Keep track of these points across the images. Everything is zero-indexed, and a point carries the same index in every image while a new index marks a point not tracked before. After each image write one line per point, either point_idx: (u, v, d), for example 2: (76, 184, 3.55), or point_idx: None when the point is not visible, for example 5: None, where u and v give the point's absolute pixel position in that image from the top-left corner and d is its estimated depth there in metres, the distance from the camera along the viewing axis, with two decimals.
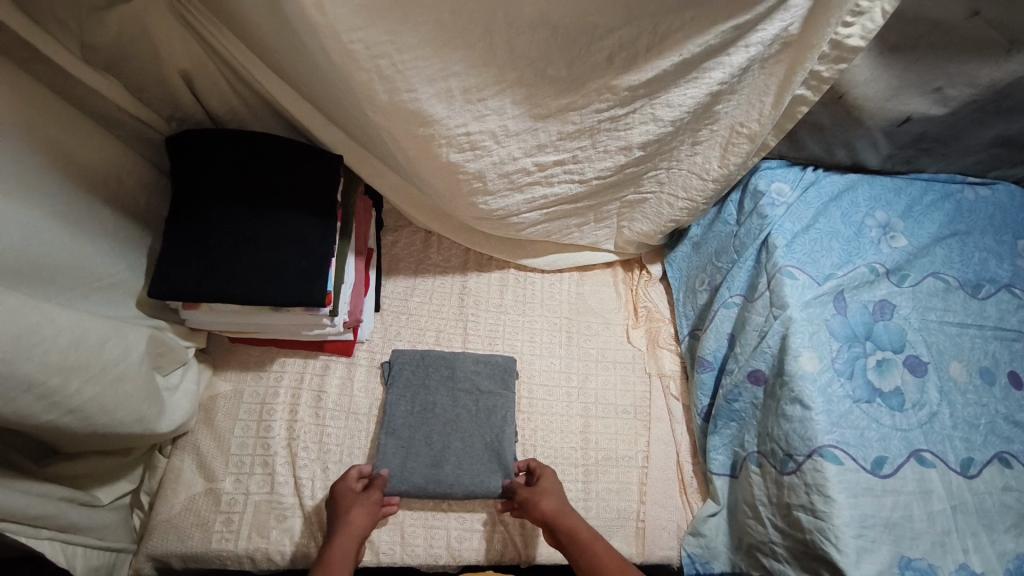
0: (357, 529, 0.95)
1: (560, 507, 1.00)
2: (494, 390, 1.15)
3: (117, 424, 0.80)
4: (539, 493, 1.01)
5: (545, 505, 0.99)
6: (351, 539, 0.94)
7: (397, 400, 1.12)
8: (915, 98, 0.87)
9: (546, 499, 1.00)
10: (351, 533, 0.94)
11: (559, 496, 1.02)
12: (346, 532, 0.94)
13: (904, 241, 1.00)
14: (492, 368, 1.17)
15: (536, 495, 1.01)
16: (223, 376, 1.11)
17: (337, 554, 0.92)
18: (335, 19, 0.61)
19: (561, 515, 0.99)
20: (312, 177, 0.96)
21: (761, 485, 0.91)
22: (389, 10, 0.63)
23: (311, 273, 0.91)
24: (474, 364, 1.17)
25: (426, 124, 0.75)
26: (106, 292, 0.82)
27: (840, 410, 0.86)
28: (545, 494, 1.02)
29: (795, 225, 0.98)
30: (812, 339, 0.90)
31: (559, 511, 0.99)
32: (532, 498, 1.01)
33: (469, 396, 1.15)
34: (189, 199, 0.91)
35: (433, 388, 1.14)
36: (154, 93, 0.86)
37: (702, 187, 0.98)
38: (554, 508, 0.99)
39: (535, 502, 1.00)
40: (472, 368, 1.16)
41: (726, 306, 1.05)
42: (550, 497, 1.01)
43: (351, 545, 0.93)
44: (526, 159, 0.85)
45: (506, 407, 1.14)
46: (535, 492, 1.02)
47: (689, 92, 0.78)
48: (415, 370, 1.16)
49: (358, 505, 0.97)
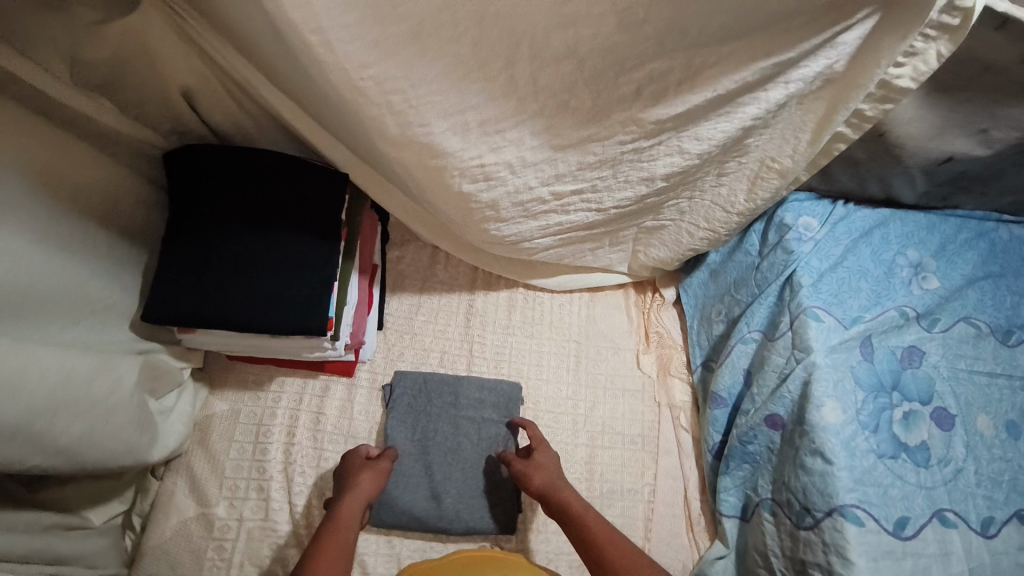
0: (363, 493, 0.91)
1: (553, 480, 0.98)
2: (497, 418, 1.12)
3: (107, 459, 0.76)
4: (533, 468, 1.00)
5: (537, 480, 0.98)
6: (358, 502, 0.89)
7: (399, 425, 1.09)
8: (959, 139, 0.81)
9: (538, 473, 0.99)
10: (357, 495, 0.90)
11: (554, 470, 1.00)
12: (353, 495, 0.90)
13: (936, 282, 0.95)
14: (497, 393, 1.14)
15: (530, 469, 1.00)
16: (219, 395, 1.07)
17: (345, 515, 0.86)
18: (346, 55, 0.58)
19: (554, 488, 0.97)
20: (315, 197, 0.91)
21: (774, 536, 0.89)
22: (402, 45, 0.59)
23: (312, 298, 0.88)
24: (479, 391, 1.14)
25: (438, 156, 0.70)
26: (96, 318, 0.78)
27: (863, 467, 0.82)
28: (539, 469, 1.00)
29: (822, 263, 0.93)
30: (837, 388, 0.85)
31: (551, 484, 0.97)
32: (525, 472, 1.00)
33: (472, 424, 1.12)
34: (186, 217, 0.86)
35: (435, 415, 1.11)
36: (153, 111, 0.81)
37: (726, 219, 0.94)
38: (545, 482, 0.98)
39: (528, 476, 1.00)
40: (477, 394, 1.13)
41: (744, 342, 1.01)
42: (543, 471, 0.99)
43: (357, 508, 0.88)
44: (543, 188, 0.80)
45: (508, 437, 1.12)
46: (529, 466, 1.01)
47: (720, 126, 0.73)
48: (418, 395, 1.12)
49: (365, 472, 0.95)
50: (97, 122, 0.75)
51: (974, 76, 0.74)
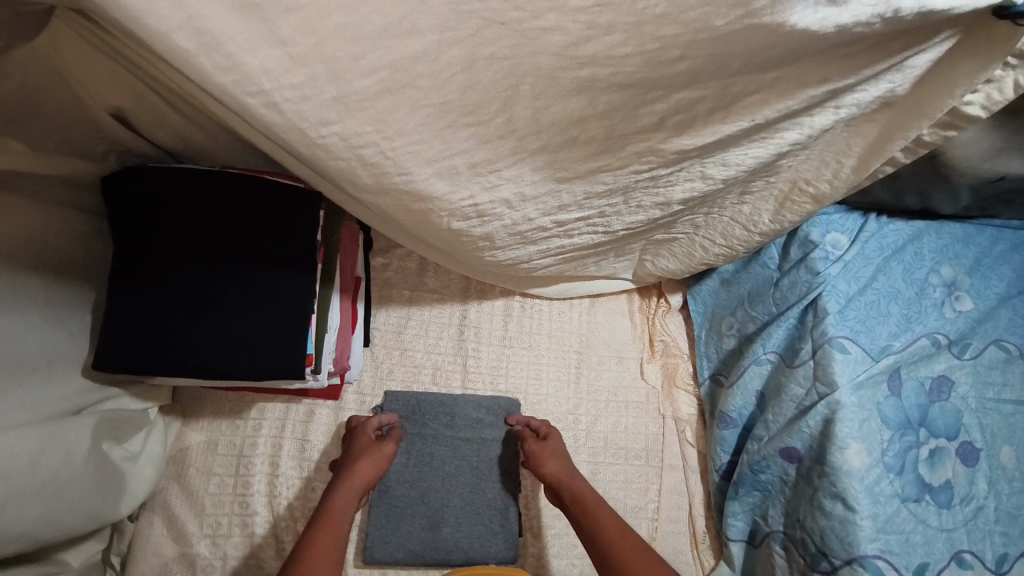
0: (361, 481, 0.89)
1: (566, 472, 0.95)
2: (498, 439, 1.07)
3: (70, 530, 0.70)
4: (548, 453, 0.97)
5: (550, 467, 0.95)
6: (352, 491, 0.87)
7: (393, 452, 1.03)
8: (1014, 160, 0.71)
9: (552, 461, 0.96)
10: (355, 482, 0.88)
11: (566, 459, 0.97)
12: (351, 479, 0.88)
13: (970, 303, 0.87)
14: (493, 413, 1.07)
15: (544, 455, 0.97)
16: (195, 426, 0.99)
17: (340, 502, 0.84)
18: (297, 116, 0.49)
19: (567, 478, 0.94)
20: (285, 222, 0.81)
21: (785, 570, 0.86)
22: (374, 99, 0.48)
23: (288, 338, 0.79)
24: (476, 411, 1.07)
25: (422, 201, 0.60)
26: (42, 376, 0.70)
27: (887, 513, 0.77)
28: (553, 456, 0.97)
29: (851, 286, 0.85)
30: (862, 429, 0.79)
31: (564, 474, 0.94)
32: (539, 455, 0.97)
33: (470, 446, 1.06)
34: (135, 250, 0.75)
35: (431, 438, 1.05)
36: (82, 133, 0.69)
37: (747, 238, 0.85)
38: (558, 473, 0.95)
39: (541, 461, 0.97)
40: (472, 414, 1.07)
41: (758, 364, 0.94)
42: (557, 459, 0.96)
43: (354, 494, 0.87)
44: (544, 218, 0.70)
45: (508, 457, 1.06)
46: (543, 450, 0.98)
47: (752, 152, 0.64)
48: (411, 418, 1.05)
49: (367, 455, 0.92)
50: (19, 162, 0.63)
51: None
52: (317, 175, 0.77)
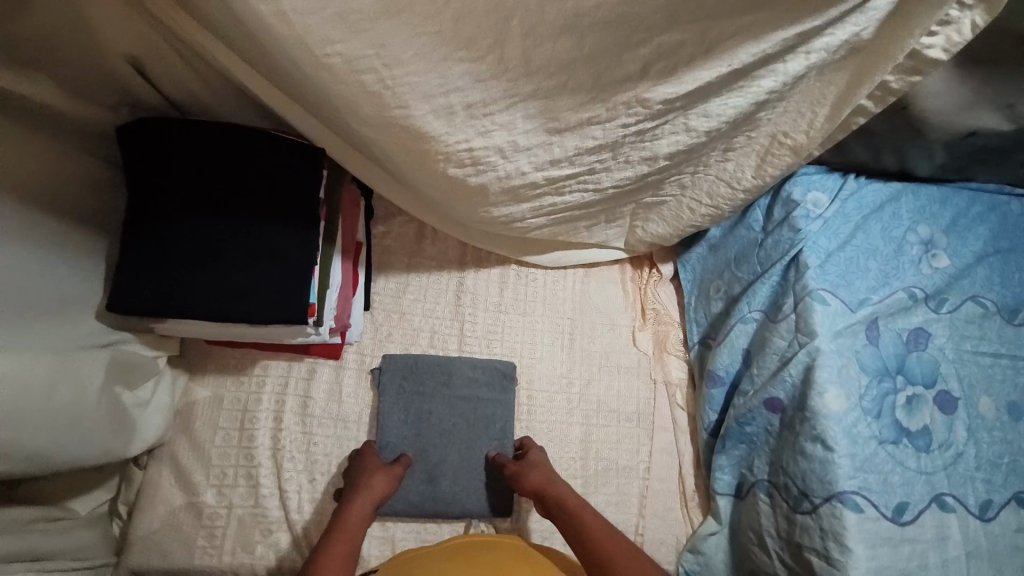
0: (376, 494, 0.93)
1: (548, 481, 0.97)
2: (494, 399, 1.09)
3: (78, 461, 0.74)
4: (529, 466, 0.99)
5: (533, 478, 0.97)
6: (368, 503, 0.92)
7: (392, 409, 1.06)
8: (985, 114, 0.76)
9: (534, 473, 0.98)
10: (369, 497, 0.92)
11: (548, 468, 1.00)
12: (364, 496, 0.92)
13: (947, 261, 0.91)
14: (489, 375, 1.10)
15: (525, 468, 0.99)
16: (200, 381, 1.03)
17: (354, 515, 0.90)
18: (303, 26, 0.53)
19: (550, 487, 0.96)
20: (290, 178, 0.85)
21: (769, 516, 0.88)
22: (375, 22, 0.53)
23: (290, 288, 0.82)
24: (471, 371, 1.10)
25: (421, 140, 0.64)
26: (59, 313, 0.74)
27: (864, 453, 0.80)
28: (535, 467, 0.99)
29: (830, 243, 0.89)
30: (840, 375, 0.83)
31: (547, 482, 0.97)
32: (521, 471, 0.99)
33: (467, 404, 1.09)
34: (148, 201, 0.80)
35: (428, 396, 1.08)
36: (98, 84, 0.74)
37: (730, 196, 0.89)
38: (540, 482, 0.97)
39: (524, 475, 0.98)
40: (469, 375, 1.10)
41: (744, 322, 0.97)
42: (539, 469, 0.98)
43: (366, 512, 0.91)
44: (536, 173, 0.73)
45: (504, 417, 1.09)
46: (523, 465, 1.00)
47: (731, 102, 0.68)
48: (408, 381, 1.08)
49: (380, 474, 0.96)
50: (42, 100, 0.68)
51: (1005, 50, 0.70)
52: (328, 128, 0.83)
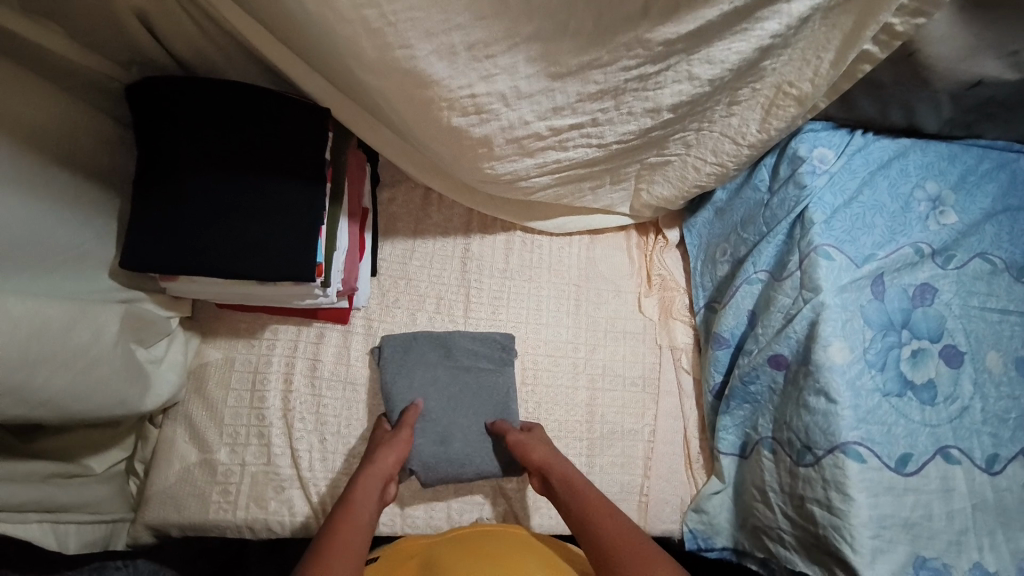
0: (381, 469, 0.93)
1: (550, 459, 0.96)
2: (495, 369, 1.09)
3: (94, 409, 0.76)
4: (533, 441, 0.98)
5: (536, 453, 0.96)
6: (375, 478, 0.91)
7: (395, 375, 1.05)
8: (988, 60, 0.78)
9: (537, 448, 0.97)
10: (375, 473, 0.92)
11: (552, 446, 0.98)
12: (370, 471, 0.92)
13: (954, 218, 0.90)
14: (488, 346, 1.10)
15: (528, 441, 0.98)
16: (212, 344, 1.05)
17: (361, 492, 0.89)
18: None
19: (552, 464, 0.95)
20: (297, 135, 0.86)
21: (772, 472, 0.88)
22: None
23: (297, 246, 0.83)
24: (471, 342, 1.09)
25: (423, 84, 0.65)
26: (71, 267, 0.76)
27: (867, 405, 0.81)
28: (538, 442, 0.98)
29: (836, 198, 0.89)
30: (844, 328, 0.83)
31: (549, 460, 0.96)
32: (524, 443, 0.98)
33: (468, 374, 1.08)
34: (158, 157, 0.81)
35: (430, 366, 1.08)
36: (110, 40, 0.76)
37: (736, 152, 0.88)
38: (545, 458, 0.96)
39: (527, 448, 0.97)
40: (469, 346, 1.09)
41: (749, 283, 0.97)
42: (542, 445, 0.97)
43: (374, 486, 0.91)
44: (539, 123, 0.74)
45: (507, 385, 1.08)
46: (527, 438, 0.99)
47: (735, 47, 0.67)
48: (408, 351, 1.08)
49: (383, 447, 0.96)
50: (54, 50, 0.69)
51: None
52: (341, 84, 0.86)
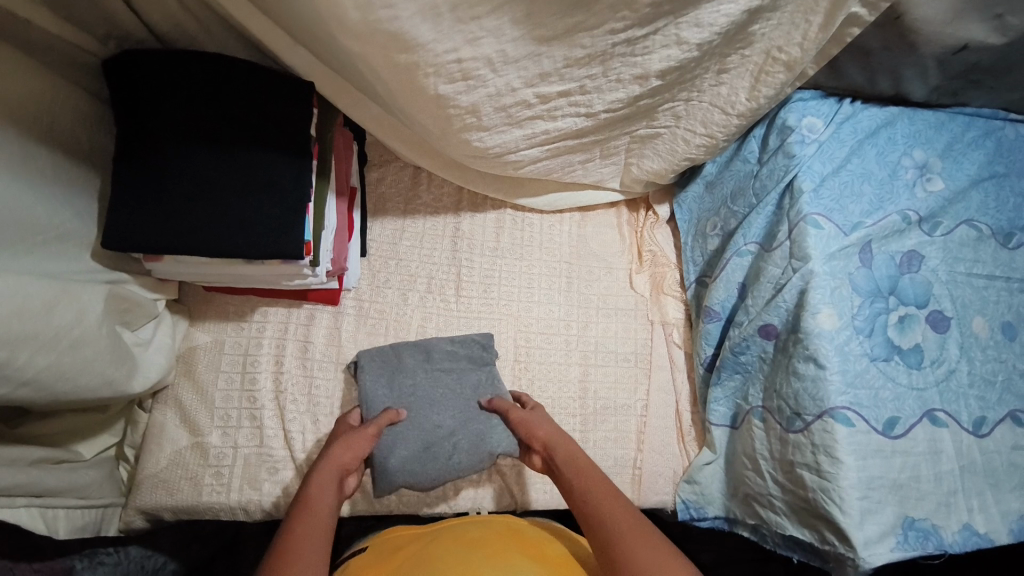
0: (340, 461, 0.86)
1: (556, 436, 0.92)
2: (476, 370, 1.06)
3: (80, 390, 0.75)
4: (538, 417, 0.96)
5: (543, 429, 0.94)
6: (332, 471, 0.84)
7: (375, 384, 1.01)
8: (973, 24, 0.78)
9: (542, 426, 0.94)
10: (332, 465, 0.85)
11: (557, 425, 0.96)
12: (327, 463, 0.85)
13: (941, 184, 0.91)
14: (469, 349, 1.06)
15: (534, 418, 0.95)
16: (201, 327, 1.04)
17: (318, 486, 0.81)
18: None
19: (557, 440, 0.92)
20: (281, 109, 0.84)
21: (763, 440, 0.89)
22: None
23: (284, 222, 0.82)
24: (451, 345, 1.06)
25: (407, 49, 0.64)
26: (52, 247, 0.74)
27: (855, 370, 0.82)
28: (543, 420, 0.96)
29: (825, 167, 0.89)
30: (833, 295, 0.83)
31: (556, 435, 0.92)
32: (530, 419, 0.95)
33: (450, 375, 1.05)
34: (137, 133, 0.79)
35: (409, 371, 1.04)
36: (87, 12, 0.74)
37: (725, 122, 0.88)
38: (550, 434, 0.93)
39: (533, 426, 0.95)
40: (448, 349, 1.06)
41: (739, 255, 0.97)
42: (546, 423, 0.95)
43: (333, 479, 0.83)
44: (526, 90, 0.74)
45: (490, 376, 1.06)
46: (532, 415, 0.96)
47: (723, 9, 0.67)
48: (386, 357, 1.04)
49: (343, 440, 0.90)
50: (28, 19, 0.68)
51: None
52: (326, 57, 0.85)
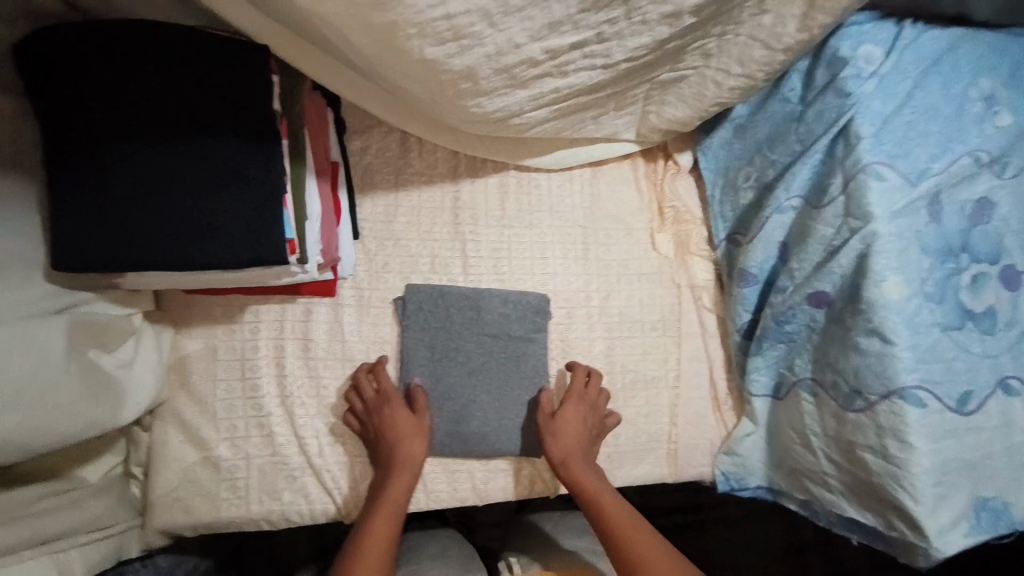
0: (402, 487, 0.90)
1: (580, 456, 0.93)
2: (524, 336, 1.00)
3: (64, 438, 0.68)
4: (570, 431, 0.94)
5: (568, 444, 0.93)
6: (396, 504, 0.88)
7: (415, 343, 0.98)
8: None
9: (570, 440, 0.93)
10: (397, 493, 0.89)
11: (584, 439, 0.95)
12: (390, 499, 0.88)
13: (1014, 117, 0.77)
14: (524, 321, 1.00)
15: (562, 435, 0.94)
16: (189, 334, 0.95)
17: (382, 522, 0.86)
18: None
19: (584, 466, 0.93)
20: (238, 86, 0.71)
21: (814, 415, 0.83)
22: None
23: (259, 224, 0.71)
24: (502, 306, 1.00)
25: (384, 8, 0.51)
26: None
27: (928, 342, 0.73)
28: (571, 432, 0.94)
29: (886, 105, 0.76)
30: (900, 260, 0.73)
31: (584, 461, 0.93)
32: (561, 437, 0.94)
33: (496, 341, 0.99)
34: (68, 134, 0.66)
35: (456, 333, 0.99)
36: None
37: (768, 59, 0.74)
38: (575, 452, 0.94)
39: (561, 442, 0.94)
40: (500, 313, 1.00)
41: (780, 212, 0.85)
42: (576, 438, 0.94)
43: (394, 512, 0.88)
44: (534, 45, 0.60)
45: (537, 355, 1.00)
46: (561, 428, 0.94)
47: None
48: (431, 305, 0.99)
49: (407, 448, 0.91)
50: None
51: None
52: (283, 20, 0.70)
